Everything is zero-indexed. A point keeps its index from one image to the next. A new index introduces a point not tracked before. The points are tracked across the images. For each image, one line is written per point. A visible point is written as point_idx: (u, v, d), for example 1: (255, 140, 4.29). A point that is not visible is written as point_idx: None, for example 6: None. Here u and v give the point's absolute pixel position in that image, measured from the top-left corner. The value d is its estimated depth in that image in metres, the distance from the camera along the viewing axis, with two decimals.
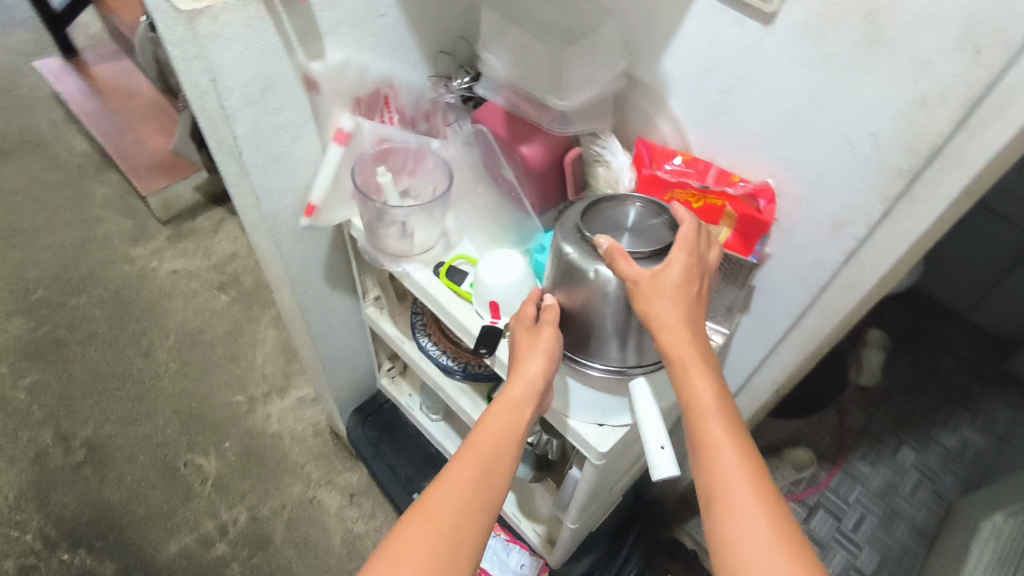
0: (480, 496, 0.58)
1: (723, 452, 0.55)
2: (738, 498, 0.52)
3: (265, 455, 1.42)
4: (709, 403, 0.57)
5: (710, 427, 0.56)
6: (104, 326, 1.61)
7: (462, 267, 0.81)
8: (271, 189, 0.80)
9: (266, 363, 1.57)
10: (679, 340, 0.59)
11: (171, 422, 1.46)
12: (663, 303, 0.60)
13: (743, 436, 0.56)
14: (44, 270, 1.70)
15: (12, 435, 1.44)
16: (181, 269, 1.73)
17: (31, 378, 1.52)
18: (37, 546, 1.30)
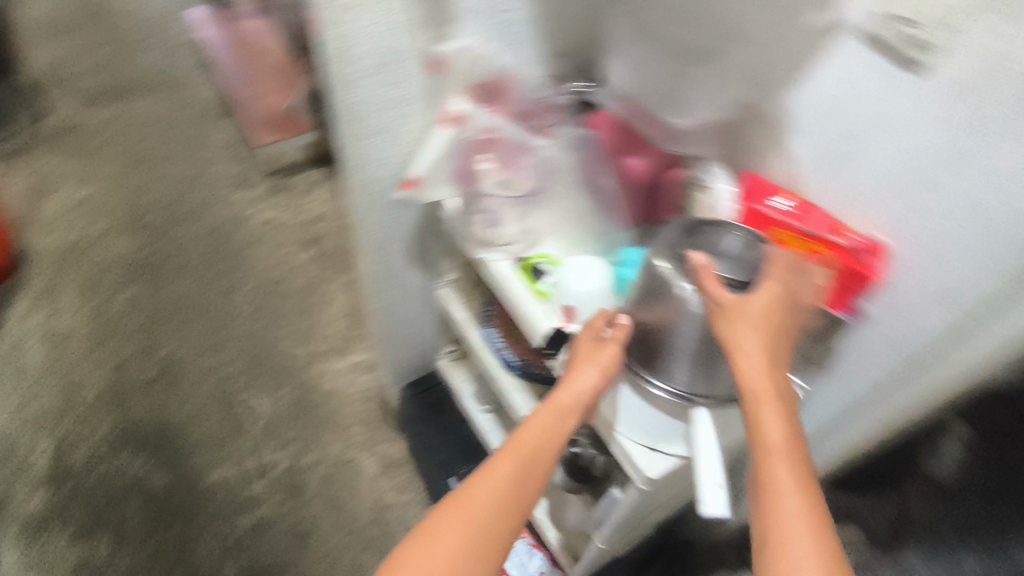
0: (514, 496, 0.59)
1: (785, 497, 0.52)
2: (795, 548, 0.50)
3: (315, 409, 1.48)
4: (776, 441, 0.55)
5: (775, 468, 0.54)
6: (197, 259, 1.73)
7: (543, 267, 0.81)
8: (374, 158, 0.83)
9: (333, 323, 1.63)
10: (758, 380, 0.58)
11: (238, 360, 1.56)
12: (746, 330, 0.59)
13: (810, 485, 0.53)
14: (156, 200, 1.84)
15: (102, 342, 1.57)
16: (273, 220, 1.82)
17: (127, 293, 1.65)
18: (104, 447, 1.41)
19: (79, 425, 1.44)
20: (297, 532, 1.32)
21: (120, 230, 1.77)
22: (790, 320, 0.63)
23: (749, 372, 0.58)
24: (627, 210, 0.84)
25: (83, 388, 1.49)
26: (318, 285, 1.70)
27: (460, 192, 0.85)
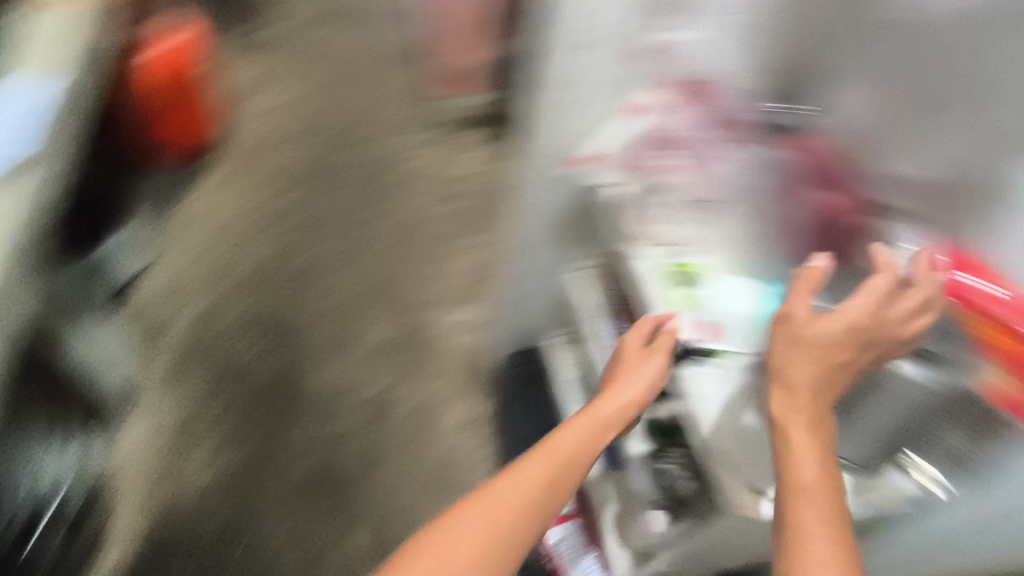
0: (544, 491, 0.79)
1: (806, 507, 0.69)
2: (814, 546, 0.67)
3: (418, 349, 1.56)
4: (806, 483, 0.70)
5: (801, 477, 0.70)
6: (354, 182, 1.86)
7: (695, 277, 0.90)
8: (556, 133, 0.90)
9: (456, 277, 1.69)
10: (795, 418, 0.73)
11: (365, 283, 1.67)
12: (797, 353, 0.75)
13: (831, 516, 0.68)
14: (333, 120, 1.96)
15: (258, 231, 1.74)
16: (422, 168, 1.91)
17: (289, 194, 1.81)
18: (237, 323, 1.59)
19: (224, 301, 1.62)
20: (366, 457, 1.44)
21: (294, 141, 1.90)
22: (870, 355, 0.75)
23: (788, 415, 0.74)
24: (786, 243, 0.89)
25: (233, 270, 1.67)
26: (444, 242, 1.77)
27: (631, 178, 0.91)
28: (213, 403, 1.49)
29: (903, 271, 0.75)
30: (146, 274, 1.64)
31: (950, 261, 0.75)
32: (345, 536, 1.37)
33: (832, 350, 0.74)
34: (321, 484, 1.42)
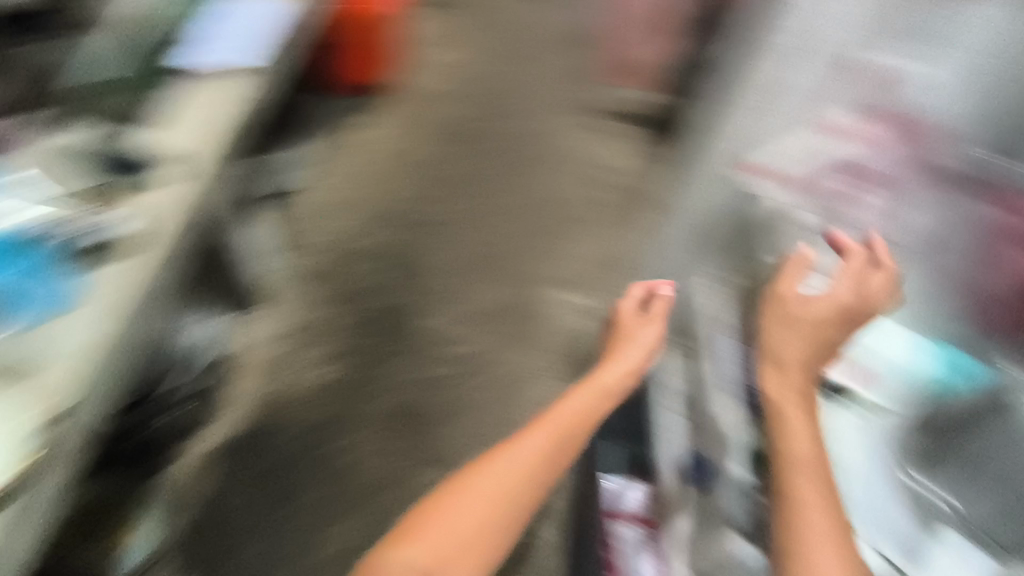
0: (550, 452, 1.23)
1: (802, 495, 1.22)
2: (812, 516, 1.19)
3: (520, 320, 1.59)
4: (803, 458, 1.27)
5: (796, 448, 1.28)
6: (492, 128, 1.71)
7: (868, 340, 1.48)
8: (758, 133, 1.60)
9: (588, 263, 1.63)
10: (785, 393, 1.36)
11: (492, 245, 1.64)
12: (782, 338, 1.43)
13: (817, 476, 1.24)
14: (481, 62, 1.75)
15: (400, 156, 1.69)
16: (591, 150, 1.69)
17: (424, 120, 1.72)
18: (356, 252, 1.60)
19: (358, 225, 1.62)
20: (451, 407, 1.51)
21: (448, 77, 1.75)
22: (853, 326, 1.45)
23: (779, 383, 1.37)
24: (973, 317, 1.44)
25: (369, 194, 1.65)
26: (582, 227, 1.65)
27: (811, 196, 1.55)
28: (331, 317, 1.55)
29: (869, 252, 1.49)
30: (303, 184, 1.66)
31: (882, 252, 1.48)
32: (414, 474, 1.46)
33: (801, 328, 1.43)
34: (399, 420, 1.49)
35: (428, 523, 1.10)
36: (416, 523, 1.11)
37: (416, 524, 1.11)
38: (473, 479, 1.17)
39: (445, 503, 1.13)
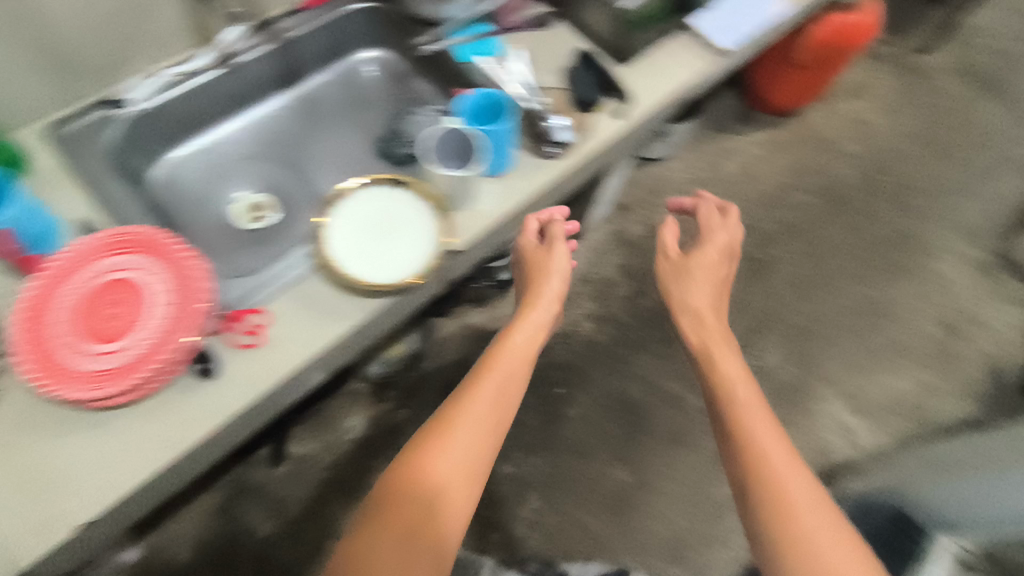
0: (501, 411, 0.75)
1: (762, 435, 0.71)
2: (782, 465, 0.68)
3: (783, 405, 1.49)
4: (740, 394, 0.76)
5: (742, 402, 0.75)
6: (869, 236, 1.71)
7: None
8: None
9: (881, 392, 1.51)
10: (712, 333, 0.86)
11: (796, 316, 1.60)
12: (697, 290, 0.91)
13: (769, 425, 0.72)
14: (888, 148, 1.84)
15: (759, 195, 1.75)
16: (949, 280, 1.65)
17: (801, 188, 1.77)
18: None
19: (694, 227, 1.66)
20: (677, 434, 1.40)
21: (853, 149, 1.83)
22: None
23: (694, 324, 0.88)
24: None
25: None
26: (906, 356, 1.55)
27: None
28: (617, 285, 1.53)
29: None
30: (665, 164, 1.74)
31: None
32: (610, 467, 1.35)
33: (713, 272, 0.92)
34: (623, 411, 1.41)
35: (432, 481, 0.66)
36: (397, 498, 0.64)
37: (394, 494, 0.64)
38: (465, 428, 0.71)
39: (449, 446, 0.69)
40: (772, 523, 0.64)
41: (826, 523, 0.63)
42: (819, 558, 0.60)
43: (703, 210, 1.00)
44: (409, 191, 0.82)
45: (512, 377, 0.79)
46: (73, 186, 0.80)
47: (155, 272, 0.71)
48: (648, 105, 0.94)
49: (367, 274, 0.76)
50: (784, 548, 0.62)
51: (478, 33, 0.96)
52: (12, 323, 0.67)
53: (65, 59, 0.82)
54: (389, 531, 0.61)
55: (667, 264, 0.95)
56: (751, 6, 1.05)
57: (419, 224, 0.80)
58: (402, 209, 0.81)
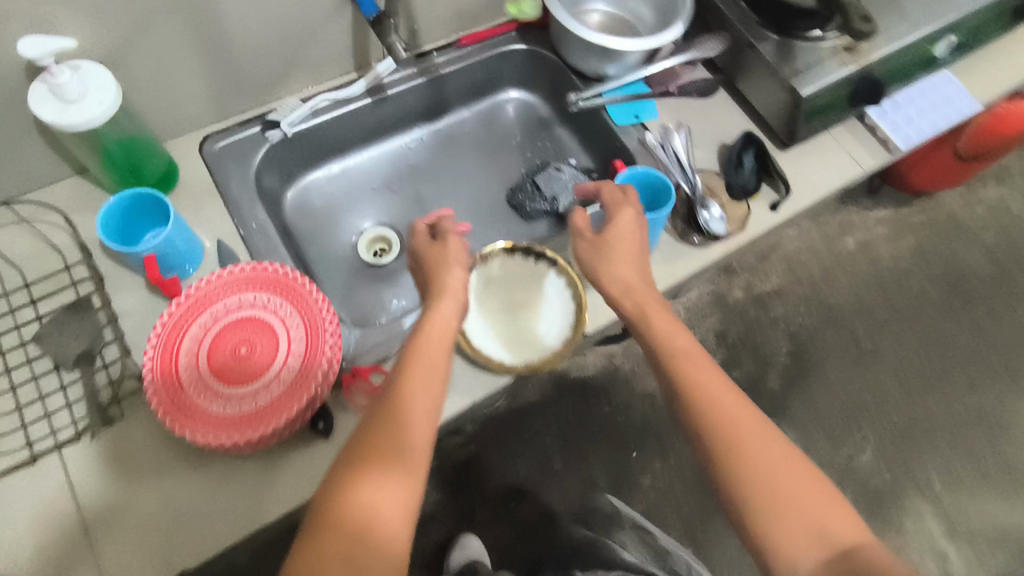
0: (422, 406, 0.58)
1: (744, 429, 0.59)
2: (770, 465, 0.57)
3: (873, 512, 1.39)
4: (704, 372, 0.63)
5: (711, 388, 0.61)
6: (998, 339, 1.55)
7: None
8: None
9: (986, 517, 1.39)
10: (651, 306, 0.68)
11: (903, 415, 1.46)
12: (623, 268, 0.70)
13: (742, 408, 0.61)
14: None
15: (879, 274, 1.61)
16: None
17: (929, 273, 1.61)
18: (777, 319, 1.55)
19: (800, 300, 1.56)
20: None
21: (991, 238, 1.66)
22: None
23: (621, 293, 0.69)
24: None
25: (832, 286, 1.58)
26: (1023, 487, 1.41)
27: None
28: None
29: None
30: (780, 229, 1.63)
31: None
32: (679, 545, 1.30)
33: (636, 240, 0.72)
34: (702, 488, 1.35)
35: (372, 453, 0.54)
36: (343, 493, 0.51)
37: (337, 489, 0.52)
38: (402, 411, 0.56)
39: (384, 429, 0.55)
40: (749, 502, 0.56)
41: (801, 484, 0.56)
42: (795, 527, 0.54)
43: (605, 188, 0.77)
44: (557, 276, 0.77)
45: (434, 343, 0.62)
46: (220, 208, 0.80)
47: (285, 315, 0.70)
48: (807, 199, 0.87)
49: (476, 343, 0.73)
50: (769, 527, 0.55)
51: (636, 91, 0.91)
52: (147, 352, 0.67)
53: (230, 81, 0.81)
54: (344, 531, 0.49)
55: (586, 244, 0.73)
56: (945, 100, 0.94)
57: (550, 318, 0.76)
58: (540, 292, 0.77)
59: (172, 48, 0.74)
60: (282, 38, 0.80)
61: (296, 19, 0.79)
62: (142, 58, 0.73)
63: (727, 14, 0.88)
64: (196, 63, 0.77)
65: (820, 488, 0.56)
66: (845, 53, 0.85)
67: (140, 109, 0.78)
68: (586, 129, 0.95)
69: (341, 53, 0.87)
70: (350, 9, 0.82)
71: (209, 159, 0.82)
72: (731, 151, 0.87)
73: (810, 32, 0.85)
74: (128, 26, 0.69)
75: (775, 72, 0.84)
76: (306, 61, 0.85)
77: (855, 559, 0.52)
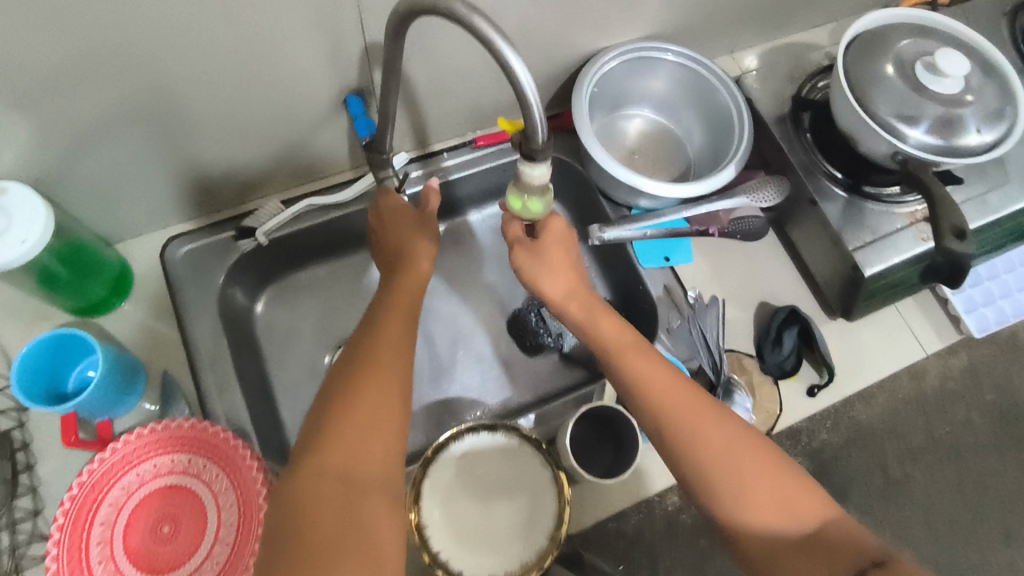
0: (395, 359, 0.56)
1: (696, 418, 0.55)
2: (728, 449, 0.54)
3: None
4: (650, 366, 0.59)
5: (655, 379, 0.58)
6: None
7: None
8: None
9: None
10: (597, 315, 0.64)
11: None
12: (556, 279, 0.65)
13: (696, 398, 0.57)
14: None
15: None
16: None
17: None
18: None
19: None
20: None
21: None
22: None
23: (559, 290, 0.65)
24: None
25: None
26: None
27: None
28: None
29: None
30: None
31: None
32: None
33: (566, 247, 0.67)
34: None
35: (361, 398, 0.52)
36: (341, 416, 0.51)
37: (315, 432, 0.50)
38: (369, 361, 0.55)
39: (366, 377, 0.53)
40: (718, 479, 0.53)
41: (767, 459, 0.54)
42: (766, 504, 0.51)
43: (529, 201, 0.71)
44: (546, 473, 0.65)
45: (399, 316, 0.61)
46: (175, 329, 0.70)
47: (220, 491, 0.61)
48: (853, 386, 0.74)
49: (438, 542, 0.62)
50: (739, 500, 0.52)
51: (672, 227, 0.77)
52: (56, 518, 0.58)
53: (203, 185, 0.71)
54: (341, 450, 0.49)
55: (523, 253, 0.66)
56: None
57: (530, 523, 0.64)
58: (527, 487, 0.65)
59: (129, 159, 0.64)
60: (266, 145, 0.70)
61: (282, 126, 0.68)
62: (97, 168, 0.63)
63: (789, 158, 0.74)
64: (162, 170, 0.67)
65: (785, 469, 0.53)
66: (924, 224, 0.71)
67: (93, 212, 0.68)
68: (606, 260, 0.81)
69: (335, 154, 0.76)
70: (346, 116, 0.70)
71: (167, 266, 0.72)
72: (771, 324, 0.73)
73: (886, 187, 0.72)
74: (78, 142, 0.59)
75: (834, 235, 0.71)
76: (294, 162, 0.74)
77: (826, 540, 0.50)
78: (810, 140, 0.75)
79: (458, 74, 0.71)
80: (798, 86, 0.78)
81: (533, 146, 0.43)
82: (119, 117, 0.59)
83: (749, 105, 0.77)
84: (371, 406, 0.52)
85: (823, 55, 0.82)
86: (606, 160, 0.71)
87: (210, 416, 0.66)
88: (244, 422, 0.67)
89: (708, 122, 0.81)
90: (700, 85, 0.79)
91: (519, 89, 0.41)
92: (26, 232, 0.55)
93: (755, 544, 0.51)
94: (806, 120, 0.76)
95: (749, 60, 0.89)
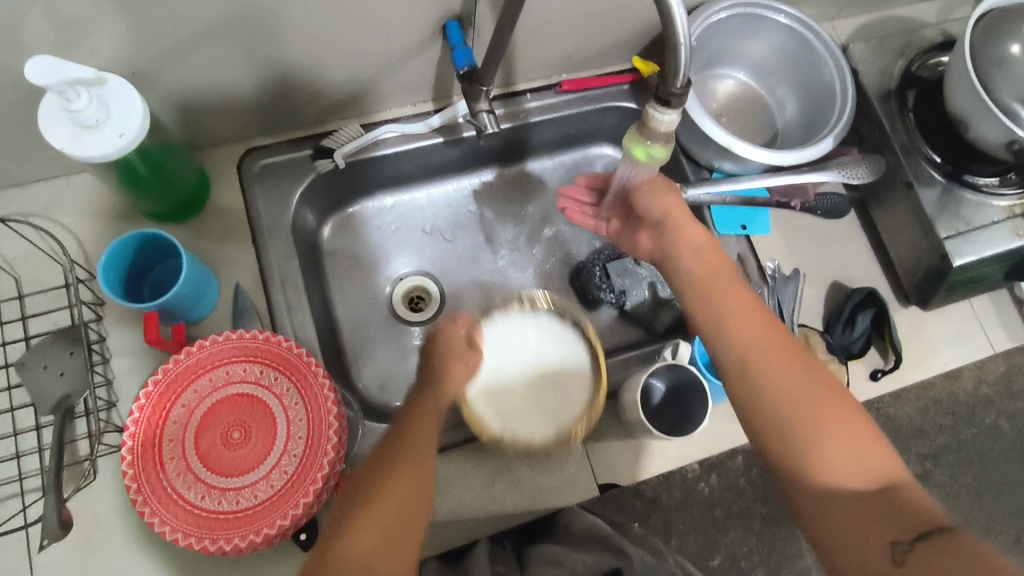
0: (426, 452, 0.53)
1: (769, 360, 0.51)
2: (797, 396, 0.49)
3: None
4: (733, 302, 0.55)
5: (735, 313, 0.54)
6: None
7: None
8: None
9: None
10: (700, 257, 0.59)
11: None
12: (669, 200, 0.62)
13: (776, 337, 0.52)
14: None
15: None
16: None
17: None
18: None
19: None
20: None
21: None
22: None
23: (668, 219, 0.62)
24: None
25: None
26: None
27: None
28: None
29: None
30: None
31: None
32: None
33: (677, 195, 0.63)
34: None
35: (392, 489, 0.49)
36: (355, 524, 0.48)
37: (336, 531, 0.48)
38: (396, 457, 0.52)
39: (398, 471, 0.50)
40: (783, 417, 0.49)
41: (845, 408, 0.48)
42: (832, 447, 0.47)
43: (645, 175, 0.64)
44: (585, 354, 0.72)
45: (422, 420, 0.55)
46: (248, 243, 0.71)
47: (290, 405, 0.62)
48: (914, 373, 0.74)
49: (478, 412, 0.67)
50: (802, 442, 0.47)
51: (751, 195, 0.75)
52: (132, 411, 0.60)
53: (287, 100, 0.70)
54: (364, 548, 0.47)
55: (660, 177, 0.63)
56: None
57: (567, 398, 0.70)
58: (568, 376, 0.71)
59: (218, 68, 0.62)
60: (357, 68, 0.68)
61: (376, 52, 0.67)
62: (188, 74, 0.62)
63: (889, 137, 0.72)
64: (250, 83, 0.66)
65: (861, 424, 0.48)
66: (1021, 220, 0.69)
67: (178, 118, 0.68)
68: None
69: (421, 83, 0.74)
70: (439, 45, 0.68)
71: (245, 178, 0.72)
72: (845, 306, 0.72)
73: (985, 179, 0.70)
74: (174, 46, 0.58)
75: (924, 221, 0.69)
76: (381, 87, 0.73)
77: (891, 500, 0.44)
78: (913, 121, 0.72)
79: (560, 13, 0.68)
80: (908, 61, 0.75)
81: (672, 91, 0.42)
82: (220, 27, 0.57)
83: (854, 76, 0.74)
84: (395, 502, 0.49)
85: (938, 31, 0.77)
86: (704, 118, 0.69)
87: (280, 332, 0.67)
88: (313, 343, 0.68)
89: (806, 90, 0.78)
90: (804, 50, 0.75)
91: (674, 31, 0.39)
92: (126, 124, 0.54)
93: (816, 484, 0.46)
94: (911, 99, 0.73)
95: (850, 32, 0.85)
